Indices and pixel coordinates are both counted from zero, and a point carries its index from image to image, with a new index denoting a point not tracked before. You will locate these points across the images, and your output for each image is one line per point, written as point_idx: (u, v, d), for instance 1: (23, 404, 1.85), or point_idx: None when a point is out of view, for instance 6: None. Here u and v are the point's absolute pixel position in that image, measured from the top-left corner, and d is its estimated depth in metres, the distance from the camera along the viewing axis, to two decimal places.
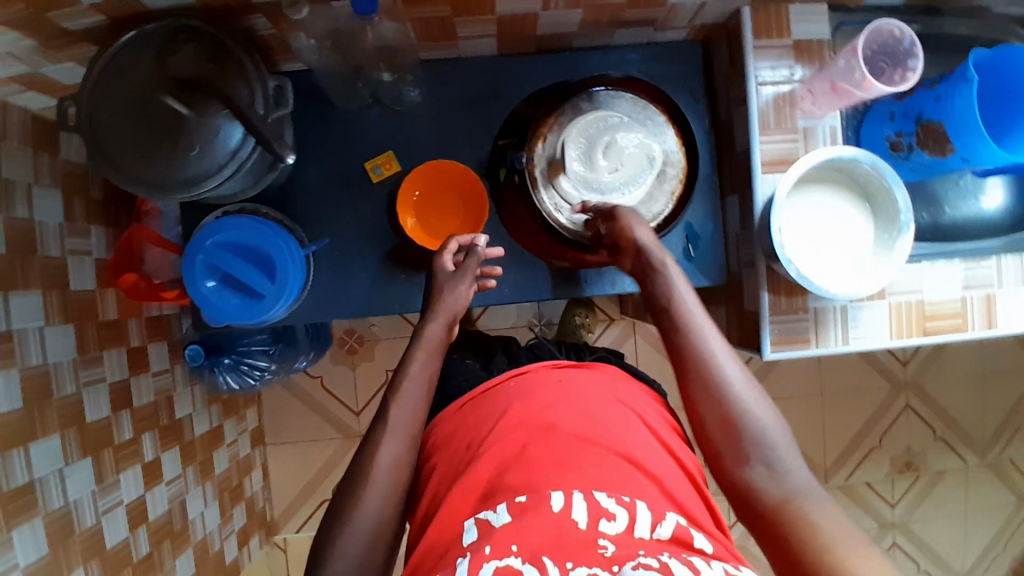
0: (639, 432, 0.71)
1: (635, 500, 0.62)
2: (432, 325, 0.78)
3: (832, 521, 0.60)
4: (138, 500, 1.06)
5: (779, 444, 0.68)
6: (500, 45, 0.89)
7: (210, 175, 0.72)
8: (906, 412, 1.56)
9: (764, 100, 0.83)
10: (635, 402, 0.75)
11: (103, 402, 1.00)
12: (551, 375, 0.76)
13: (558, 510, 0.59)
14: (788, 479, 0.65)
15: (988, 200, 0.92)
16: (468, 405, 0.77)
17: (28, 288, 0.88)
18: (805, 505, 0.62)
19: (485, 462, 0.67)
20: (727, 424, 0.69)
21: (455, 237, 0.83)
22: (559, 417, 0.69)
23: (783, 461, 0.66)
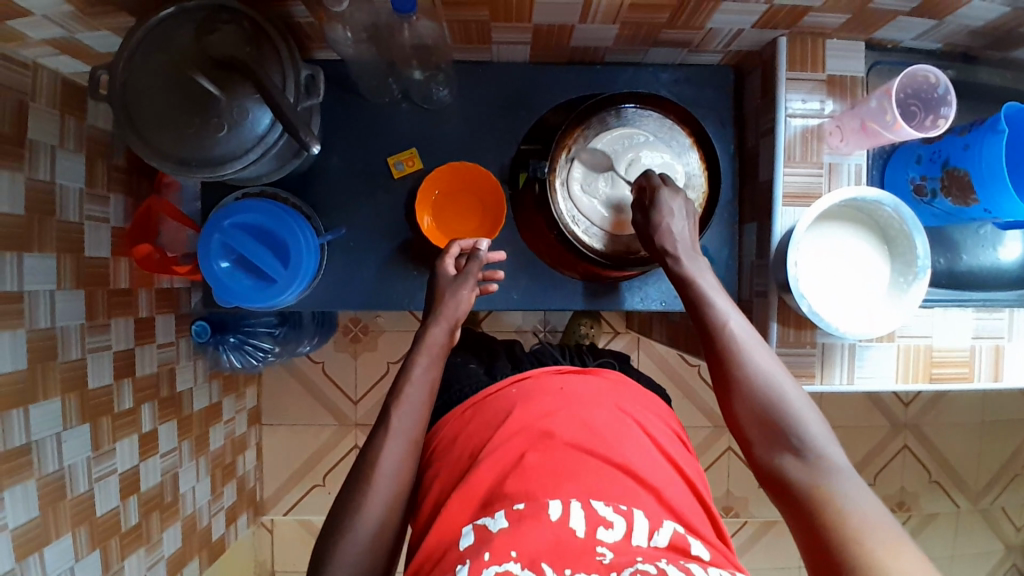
0: (639, 440, 0.70)
1: (633, 508, 0.62)
2: (435, 329, 0.77)
3: (869, 515, 0.56)
4: (131, 470, 1.06)
5: (819, 431, 0.63)
6: (534, 53, 0.89)
7: (235, 157, 0.73)
8: (903, 452, 1.55)
9: (792, 133, 0.83)
10: (636, 410, 0.75)
11: (107, 369, 1.01)
12: (552, 381, 0.76)
13: (556, 519, 0.59)
14: (828, 466, 0.61)
15: (1006, 251, 0.91)
16: (469, 408, 0.77)
17: (43, 251, 0.88)
18: (841, 496, 0.58)
19: (484, 467, 0.67)
20: (756, 413, 0.66)
21: (457, 242, 0.83)
22: (557, 424, 0.69)
23: (820, 448, 0.62)
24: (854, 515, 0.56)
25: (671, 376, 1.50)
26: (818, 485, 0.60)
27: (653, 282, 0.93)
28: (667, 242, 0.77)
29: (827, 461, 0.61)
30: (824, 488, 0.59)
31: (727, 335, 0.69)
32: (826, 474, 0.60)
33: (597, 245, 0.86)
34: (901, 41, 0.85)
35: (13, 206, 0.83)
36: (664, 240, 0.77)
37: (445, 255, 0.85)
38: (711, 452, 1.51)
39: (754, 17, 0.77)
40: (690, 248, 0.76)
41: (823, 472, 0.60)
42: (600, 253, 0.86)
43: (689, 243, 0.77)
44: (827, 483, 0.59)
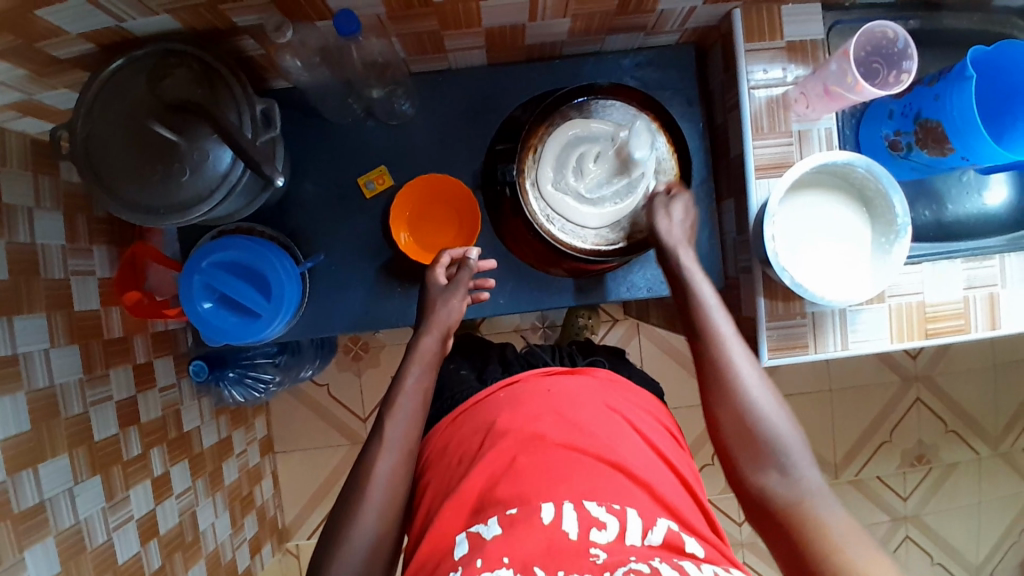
0: (631, 440, 0.70)
1: (626, 507, 0.62)
2: (426, 339, 0.78)
3: (847, 537, 0.60)
4: (149, 514, 1.07)
5: (797, 447, 0.66)
6: (491, 56, 0.88)
7: (202, 199, 0.73)
8: (917, 405, 1.54)
9: (757, 104, 0.82)
10: (626, 408, 0.75)
11: (111, 419, 1.01)
12: (542, 385, 0.76)
13: (548, 522, 0.60)
14: (806, 486, 0.65)
15: (991, 196, 0.90)
16: (460, 417, 0.77)
17: (33, 311, 0.89)
18: (821, 519, 0.62)
19: (477, 474, 0.67)
20: (743, 429, 0.68)
21: (447, 252, 0.83)
22: (546, 427, 0.69)
23: (801, 468, 0.65)
24: (836, 539, 0.60)
25: (674, 358, 1.50)
26: (800, 508, 0.63)
27: (638, 270, 0.93)
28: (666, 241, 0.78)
29: (805, 481, 0.65)
30: (807, 511, 0.63)
31: (717, 346, 0.71)
32: (805, 495, 0.64)
33: (575, 241, 0.85)
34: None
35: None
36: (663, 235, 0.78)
37: (435, 264, 0.84)
38: None
39: None
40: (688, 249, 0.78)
41: (803, 495, 0.64)
42: (580, 249, 0.85)
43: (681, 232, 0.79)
44: (808, 505, 0.63)
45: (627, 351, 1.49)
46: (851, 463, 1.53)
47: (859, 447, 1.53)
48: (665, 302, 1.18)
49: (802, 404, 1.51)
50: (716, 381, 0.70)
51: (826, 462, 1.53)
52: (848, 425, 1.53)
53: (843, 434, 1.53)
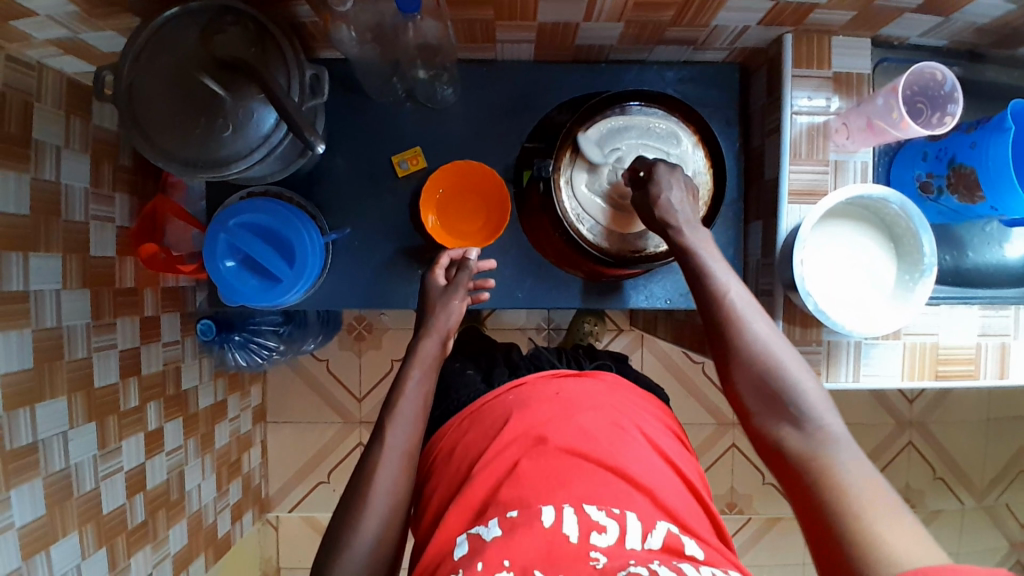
0: (636, 444, 0.70)
1: (626, 511, 0.62)
2: (427, 342, 0.78)
3: (866, 487, 0.55)
4: (138, 468, 1.07)
5: (818, 398, 0.62)
6: (538, 52, 0.89)
7: (240, 157, 0.73)
8: (908, 449, 1.55)
9: (798, 129, 0.83)
10: (634, 414, 0.75)
11: (112, 367, 1.01)
12: (549, 387, 0.76)
13: (548, 526, 0.60)
14: (824, 435, 0.60)
15: (1012, 248, 0.91)
16: (467, 418, 0.77)
17: (49, 251, 0.89)
18: (841, 472, 0.57)
19: (479, 479, 0.67)
20: (756, 383, 0.65)
21: (446, 253, 0.85)
22: (551, 430, 0.70)
23: (819, 418, 0.61)
24: (854, 490, 0.55)
25: (674, 374, 1.50)
26: (818, 458, 0.59)
27: (658, 280, 0.93)
28: (672, 211, 0.75)
29: (825, 430, 0.60)
30: (825, 461, 0.58)
31: (728, 307, 0.68)
32: (824, 446, 0.59)
33: (603, 243, 0.85)
34: (908, 38, 0.84)
35: (19, 207, 0.83)
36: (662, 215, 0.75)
37: (435, 267, 0.86)
38: (715, 449, 1.51)
39: (761, 14, 0.77)
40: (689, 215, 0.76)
41: (821, 445, 0.59)
42: (607, 252, 0.85)
43: (691, 212, 0.76)
44: (828, 455, 0.58)
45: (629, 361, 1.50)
46: None
47: None
48: (676, 317, 1.19)
49: None
50: (728, 339, 0.67)
51: None
52: None
53: None
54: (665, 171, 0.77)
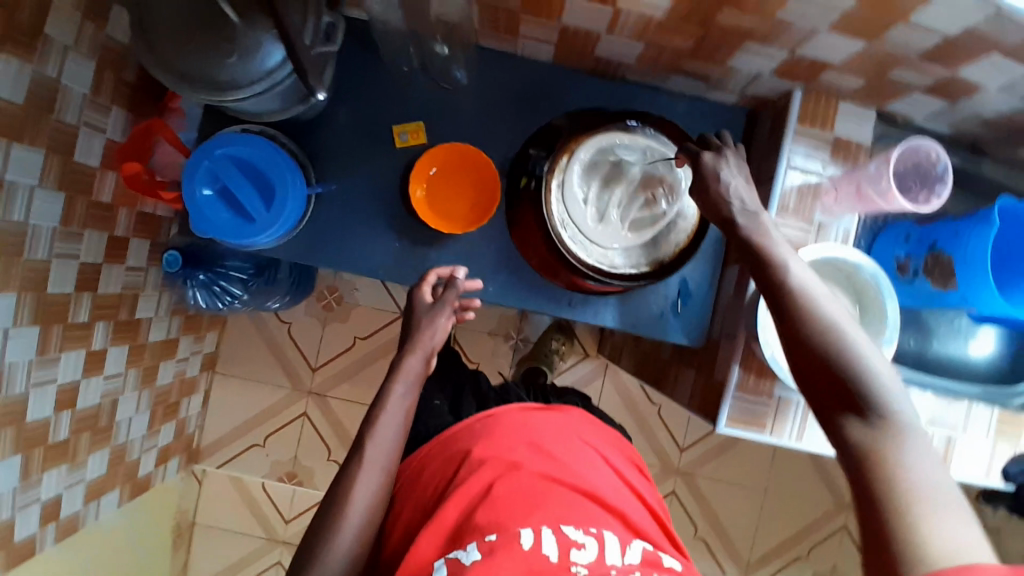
0: (601, 473, 0.77)
1: (602, 530, 0.67)
2: (410, 359, 0.80)
3: (928, 480, 0.50)
4: (71, 385, 1.03)
5: (898, 387, 0.56)
6: (557, 55, 0.90)
7: (239, 86, 0.72)
8: (842, 532, 1.54)
9: (790, 184, 0.84)
10: (597, 445, 0.83)
11: (69, 277, 0.99)
12: (517, 417, 0.81)
13: (528, 547, 0.62)
14: (896, 423, 0.54)
15: (976, 346, 0.92)
16: (437, 445, 0.81)
17: (33, 144, 0.86)
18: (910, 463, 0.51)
19: (452, 504, 0.69)
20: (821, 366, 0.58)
21: (434, 271, 0.86)
22: (522, 457, 0.74)
23: (890, 400, 0.55)
24: (915, 482, 0.50)
25: (631, 410, 1.49)
26: (881, 451, 0.53)
27: (630, 304, 0.93)
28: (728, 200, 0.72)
29: (898, 421, 0.54)
30: (889, 452, 0.52)
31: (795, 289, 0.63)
32: (889, 434, 0.53)
33: (579, 252, 0.84)
34: (911, 119, 0.86)
35: (14, 95, 0.81)
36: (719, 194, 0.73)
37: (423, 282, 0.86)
38: None
39: (776, 63, 0.78)
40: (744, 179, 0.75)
41: (883, 432, 0.54)
42: (583, 262, 0.84)
43: (753, 202, 0.72)
44: (892, 445, 0.53)
45: (588, 386, 1.49)
46: (762, 566, 1.53)
47: (774, 553, 1.53)
48: (642, 349, 1.19)
49: (734, 493, 1.52)
50: (791, 313, 0.62)
51: (738, 557, 1.52)
52: (771, 528, 1.53)
53: (763, 536, 1.53)
54: (711, 158, 0.75)
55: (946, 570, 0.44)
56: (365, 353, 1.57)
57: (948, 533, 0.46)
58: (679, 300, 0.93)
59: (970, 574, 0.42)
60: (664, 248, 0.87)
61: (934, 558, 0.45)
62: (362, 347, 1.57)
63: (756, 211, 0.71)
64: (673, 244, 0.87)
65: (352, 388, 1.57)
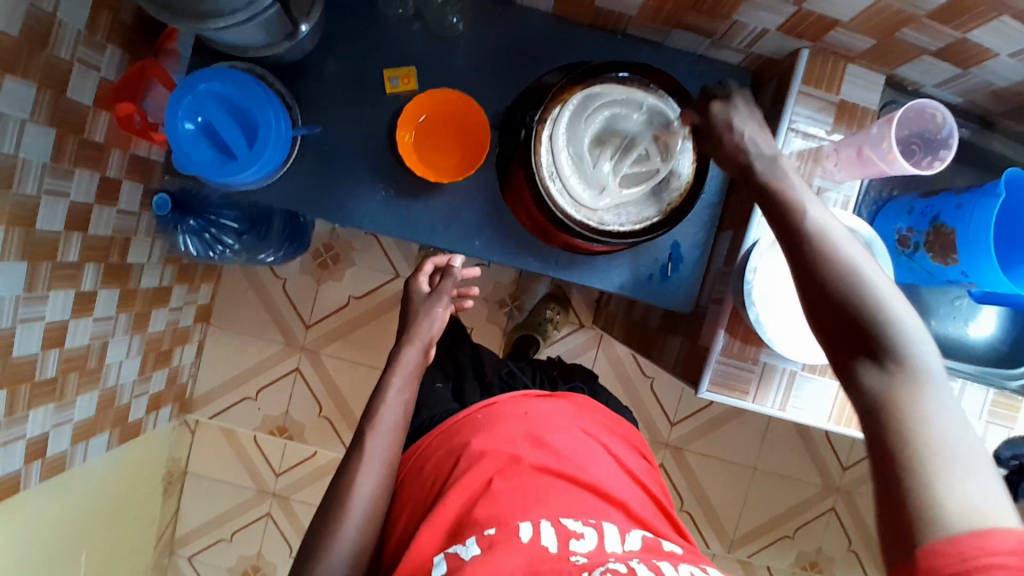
0: (604, 464, 0.76)
1: (601, 521, 0.66)
2: (409, 351, 0.82)
3: (944, 429, 0.49)
4: (59, 325, 1.02)
5: (917, 334, 0.55)
6: (557, 4, 0.87)
7: (221, 15, 0.69)
8: (829, 515, 1.53)
9: (790, 149, 0.81)
10: (600, 434, 0.81)
11: (59, 215, 0.96)
12: (519, 406, 0.80)
13: (526, 541, 0.62)
14: (914, 370, 0.53)
15: (975, 327, 0.89)
16: (439, 436, 0.80)
17: (25, 78, 0.83)
18: (928, 410, 0.51)
19: (452, 497, 0.68)
20: (840, 314, 0.57)
21: (429, 261, 0.88)
22: (523, 449, 0.73)
23: (911, 349, 0.54)
24: (932, 430, 0.49)
25: (623, 382, 1.48)
26: (895, 401, 0.52)
27: (620, 265, 0.91)
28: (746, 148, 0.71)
29: (915, 369, 0.53)
30: (903, 401, 0.52)
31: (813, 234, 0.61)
32: (907, 381, 0.52)
33: (567, 208, 0.82)
34: (922, 86, 0.83)
35: (9, 25, 0.78)
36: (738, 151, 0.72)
37: (419, 272, 0.89)
38: None
39: (782, 18, 0.75)
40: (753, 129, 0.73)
41: (899, 381, 0.53)
42: (569, 216, 0.82)
43: (769, 147, 0.71)
44: (908, 392, 0.52)
45: (580, 357, 1.48)
46: (746, 544, 1.53)
47: (758, 532, 1.53)
48: (634, 318, 1.17)
49: (722, 470, 1.51)
50: (809, 262, 0.60)
51: (723, 533, 1.52)
52: (757, 507, 1.52)
53: (749, 515, 1.52)
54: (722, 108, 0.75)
55: (963, 535, 0.44)
56: (359, 313, 1.57)
57: (964, 490, 0.46)
58: (669, 264, 0.91)
59: (983, 539, 0.43)
60: (654, 207, 0.84)
61: (951, 521, 0.45)
62: (356, 306, 1.56)
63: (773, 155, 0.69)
64: (663, 203, 0.84)
65: (343, 347, 1.57)
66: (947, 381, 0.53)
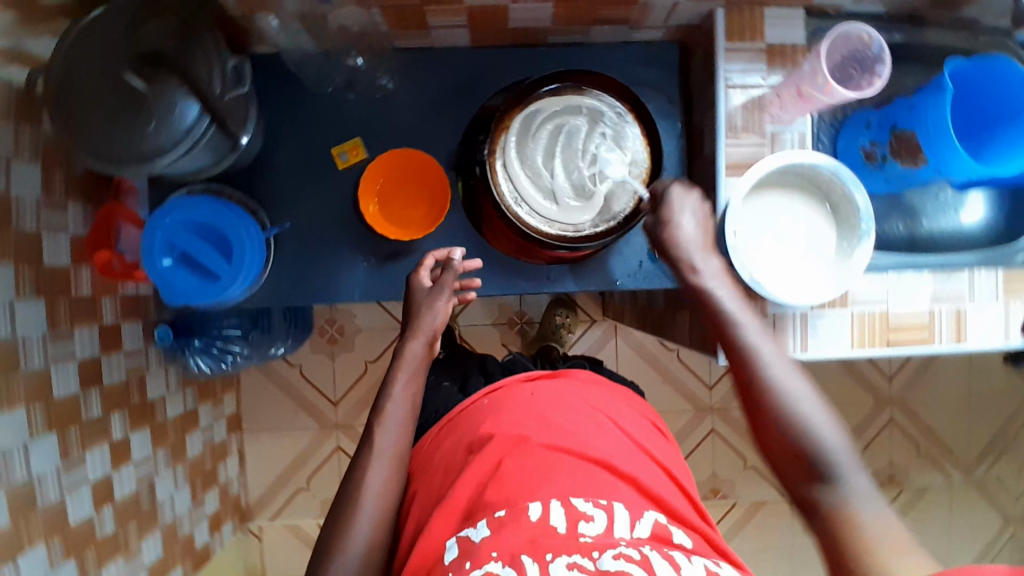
0: (615, 437, 0.73)
1: (612, 502, 0.64)
2: (413, 344, 0.81)
3: (882, 530, 0.60)
4: (104, 479, 1.02)
5: (860, 482, 0.65)
6: (473, 37, 0.88)
7: (164, 151, 0.71)
8: (890, 427, 1.53)
9: (733, 104, 0.83)
10: (614, 413, 0.78)
11: (72, 377, 0.96)
12: (524, 390, 0.78)
13: (536, 519, 0.61)
14: (847, 492, 0.64)
15: (967, 214, 0.90)
16: (445, 428, 0.80)
17: (0, 260, 0.82)
18: (866, 523, 0.61)
19: (462, 484, 0.68)
20: (793, 450, 0.68)
21: (432, 254, 0.85)
22: (531, 429, 0.71)
23: (848, 474, 0.65)
24: (863, 522, 0.61)
25: (651, 363, 1.48)
26: (849, 511, 0.62)
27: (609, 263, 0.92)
28: (681, 235, 0.78)
29: (847, 492, 0.64)
30: (856, 519, 0.62)
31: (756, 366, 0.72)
32: (846, 498, 0.64)
33: (541, 226, 0.83)
34: (842, 6, 0.84)
35: None
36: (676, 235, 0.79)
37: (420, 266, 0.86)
38: (694, 435, 1.49)
39: None
40: (701, 254, 0.78)
41: (845, 501, 0.63)
42: (546, 234, 0.83)
43: (707, 263, 0.78)
44: (855, 512, 0.62)
45: (602, 352, 1.48)
46: None
47: None
48: (641, 302, 1.18)
49: None
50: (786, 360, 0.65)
51: None
52: None
53: None
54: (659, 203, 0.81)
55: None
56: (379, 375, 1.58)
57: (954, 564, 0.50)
58: None
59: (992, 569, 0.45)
60: (623, 199, 0.85)
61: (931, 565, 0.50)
62: (375, 370, 1.58)
63: (708, 259, 0.78)
64: (631, 192, 0.85)
65: None
66: (875, 488, 0.65)
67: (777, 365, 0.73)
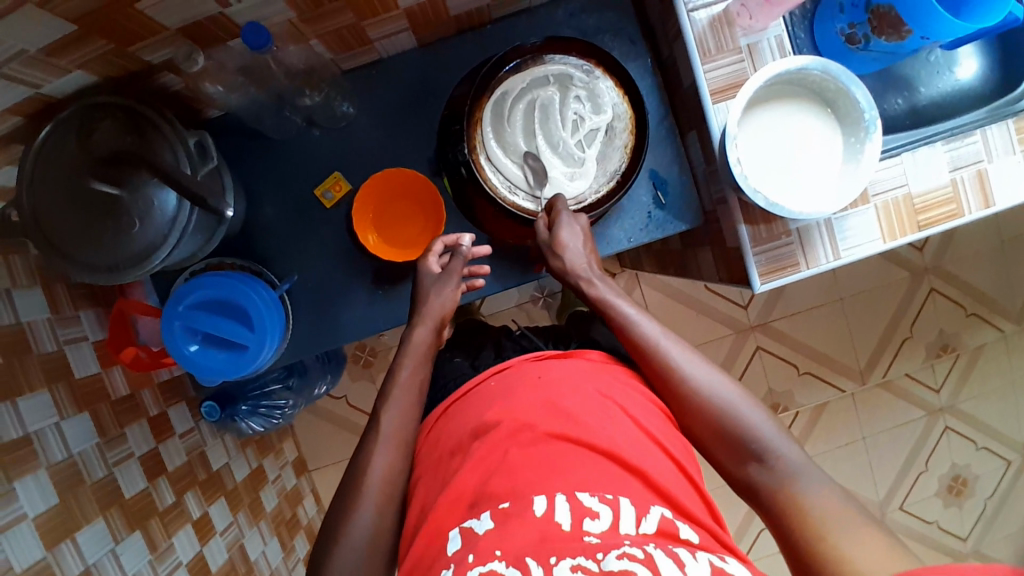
0: (623, 424, 0.66)
1: (619, 497, 0.59)
2: (421, 331, 0.81)
3: (824, 504, 0.63)
4: (196, 556, 1.03)
5: (794, 459, 0.67)
6: (418, 36, 0.86)
7: (158, 246, 0.71)
8: (932, 297, 1.51)
9: (699, 27, 0.79)
10: (621, 396, 0.71)
11: (137, 474, 0.97)
12: (532, 372, 0.73)
13: (540, 515, 0.57)
14: (787, 469, 0.67)
15: (963, 71, 0.86)
16: (450, 408, 0.76)
17: (33, 388, 0.83)
18: (808, 496, 0.65)
19: (468, 472, 0.64)
20: (727, 443, 0.70)
21: (439, 240, 0.84)
22: (537, 415, 0.66)
23: (779, 452, 0.68)
24: (808, 499, 0.64)
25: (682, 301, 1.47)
26: (786, 492, 0.66)
27: (617, 224, 0.90)
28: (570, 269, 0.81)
29: (789, 470, 0.67)
30: (797, 497, 0.65)
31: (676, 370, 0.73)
32: (786, 476, 0.67)
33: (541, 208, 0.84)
34: None
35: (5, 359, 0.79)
36: (569, 266, 0.80)
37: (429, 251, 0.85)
38: (741, 358, 1.49)
39: None
40: (597, 272, 0.82)
41: (787, 478, 0.67)
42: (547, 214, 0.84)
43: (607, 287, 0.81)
44: (798, 492, 0.65)
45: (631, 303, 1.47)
46: (875, 368, 1.52)
47: (881, 350, 1.52)
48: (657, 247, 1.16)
49: (815, 318, 1.50)
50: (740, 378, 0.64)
51: (850, 372, 1.51)
52: (866, 331, 1.51)
53: (862, 342, 1.51)
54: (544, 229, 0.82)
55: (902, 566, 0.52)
56: None
57: None
58: (658, 192, 0.90)
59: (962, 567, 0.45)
60: (615, 157, 0.84)
61: None
62: None
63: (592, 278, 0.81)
64: (620, 148, 0.83)
65: None
66: (809, 460, 0.68)
67: (699, 373, 0.73)
